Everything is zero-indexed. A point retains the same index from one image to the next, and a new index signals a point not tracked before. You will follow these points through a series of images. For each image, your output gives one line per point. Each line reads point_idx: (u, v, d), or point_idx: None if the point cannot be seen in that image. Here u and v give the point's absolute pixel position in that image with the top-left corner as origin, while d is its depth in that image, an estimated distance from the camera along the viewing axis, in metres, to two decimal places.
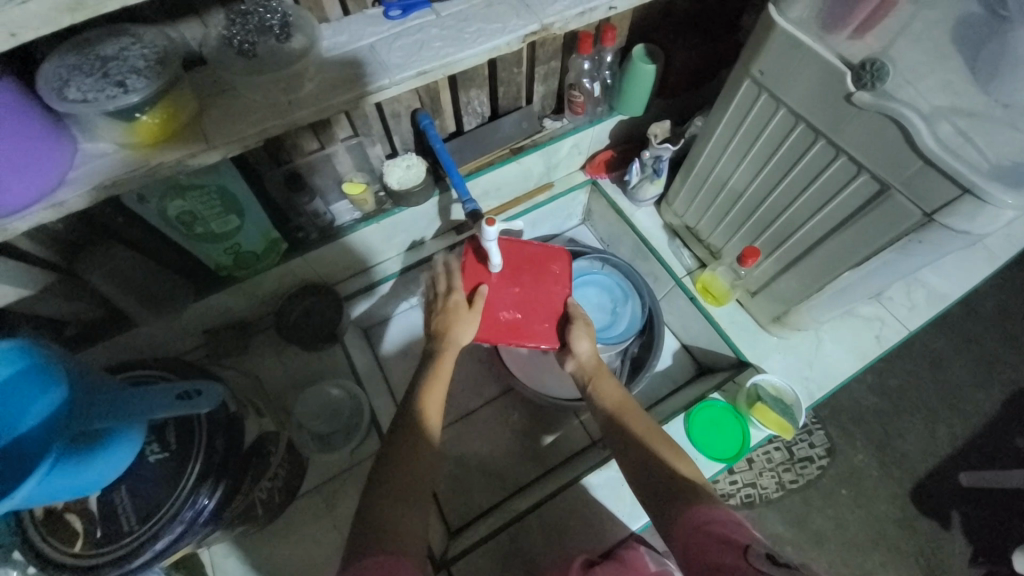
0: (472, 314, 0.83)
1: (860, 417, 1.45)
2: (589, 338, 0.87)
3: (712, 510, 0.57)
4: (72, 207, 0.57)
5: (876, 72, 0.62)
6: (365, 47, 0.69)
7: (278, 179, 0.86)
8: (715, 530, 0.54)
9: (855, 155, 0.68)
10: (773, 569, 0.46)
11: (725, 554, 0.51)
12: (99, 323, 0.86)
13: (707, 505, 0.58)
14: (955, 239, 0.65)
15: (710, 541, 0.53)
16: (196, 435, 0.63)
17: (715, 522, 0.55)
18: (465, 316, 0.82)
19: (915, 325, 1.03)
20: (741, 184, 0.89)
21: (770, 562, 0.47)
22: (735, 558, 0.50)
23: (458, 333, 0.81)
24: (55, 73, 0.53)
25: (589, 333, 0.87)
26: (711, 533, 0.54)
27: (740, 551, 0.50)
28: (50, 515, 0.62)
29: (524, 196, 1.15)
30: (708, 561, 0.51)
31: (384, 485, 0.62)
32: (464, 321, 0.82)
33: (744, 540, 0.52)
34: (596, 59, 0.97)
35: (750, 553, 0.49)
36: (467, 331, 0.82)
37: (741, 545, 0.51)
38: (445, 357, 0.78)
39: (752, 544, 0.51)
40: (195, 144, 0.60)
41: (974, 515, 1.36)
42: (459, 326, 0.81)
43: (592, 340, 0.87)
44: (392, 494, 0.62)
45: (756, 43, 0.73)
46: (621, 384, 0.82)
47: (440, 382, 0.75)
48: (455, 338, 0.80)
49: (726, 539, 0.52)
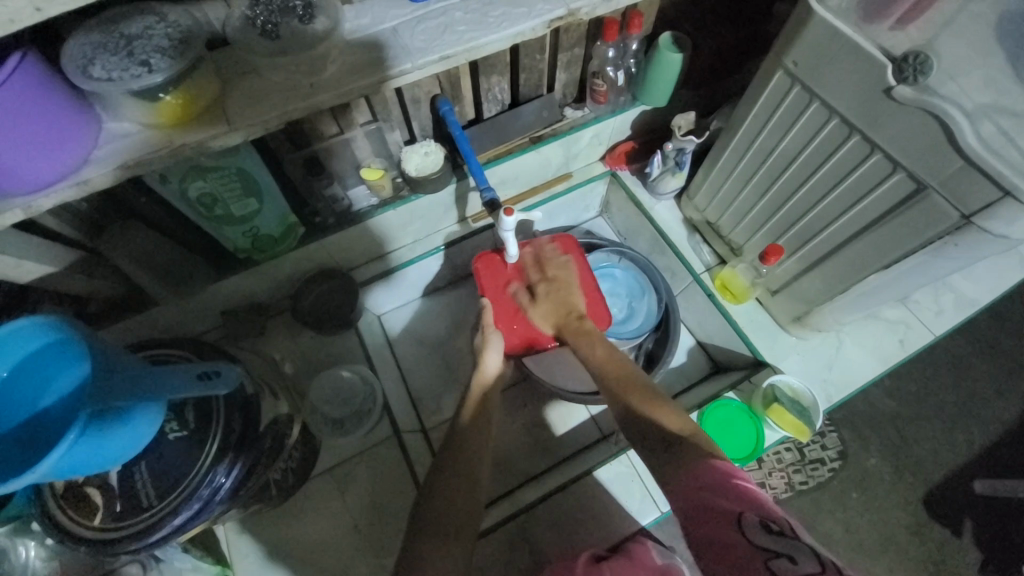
0: (490, 335, 0.86)
1: (876, 421, 1.42)
2: (547, 312, 0.88)
3: (707, 467, 0.55)
4: (96, 185, 0.58)
5: (919, 66, 0.59)
6: (387, 30, 0.67)
7: (297, 163, 0.86)
8: (708, 498, 0.51)
9: (892, 152, 0.66)
10: (774, 545, 0.45)
11: (722, 529, 0.49)
12: (119, 301, 0.87)
13: (700, 463, 0.55)
14: (992, 244, 0.62)
15: (704, 512, 0.51)
16: (214, 416, 0.65)
17: (706, 488, 0.52)
18: (488, 339, 0.86)
19: (941, 330, 1.00)
20: (767, 178, 0.86)
21: (768, 534, 0.46)
22: (731, 532, 0.48)
23: (487, 356, 0.85)
24: (80, 51, 0.53)
25: (551, 296, 0.89)
26: (705, 503, 0.51)
27: (734, 522, 0.48)
28: (71, 488, 0.63)
29: (543, 185, 1.14)
30: (707, 539, 0.50)
31: (437, 497, 0.64)
32: (488, 343, 0.86)
33: (737, 508, 0.49)
34: (622, 47, 0.95)
35: (746, 525, 0.47)
36: (496, 350, 0.85)
37: (735, 515, 0.49)
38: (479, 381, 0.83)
39: (746, 510, 0.49)
40: (216, 126, 0.60)
41: (989, 524, 1.33)
42: (485, 349, 0.85)
43: (551, 308, 0.88)
44: (450, 509, 0.63)
45: (791, 32, 0.70)
46: (613, 347, 0.81)
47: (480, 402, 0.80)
48: (485, 361, 0.84)
49: (720, 506, 0.50)
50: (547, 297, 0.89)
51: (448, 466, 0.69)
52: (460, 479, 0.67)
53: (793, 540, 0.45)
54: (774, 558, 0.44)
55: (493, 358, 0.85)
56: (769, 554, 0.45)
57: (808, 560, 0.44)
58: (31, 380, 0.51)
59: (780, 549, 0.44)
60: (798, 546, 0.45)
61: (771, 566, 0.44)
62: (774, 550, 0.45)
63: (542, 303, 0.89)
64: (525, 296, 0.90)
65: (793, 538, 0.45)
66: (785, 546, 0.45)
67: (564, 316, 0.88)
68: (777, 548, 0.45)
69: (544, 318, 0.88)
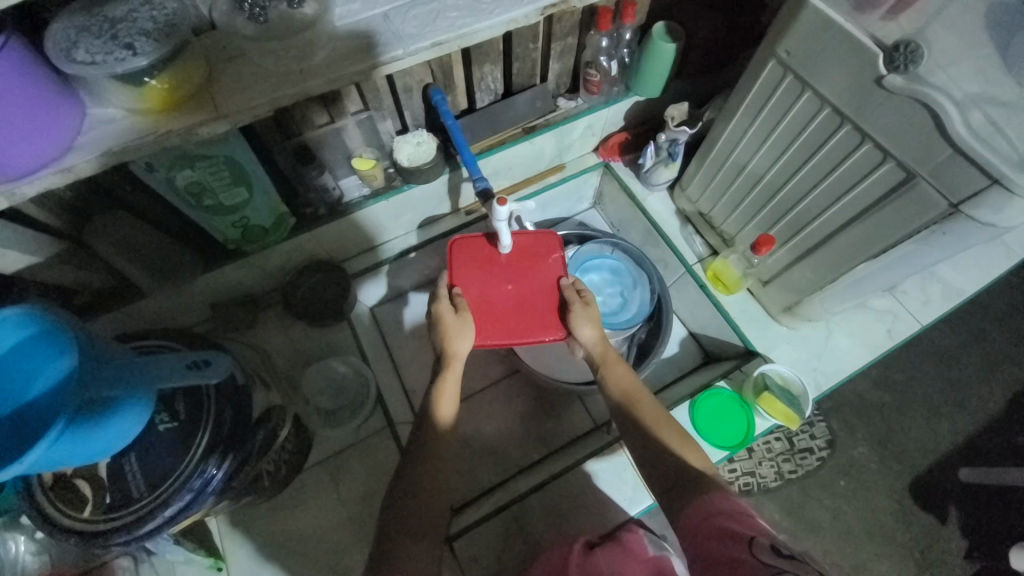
0: (460, 320, 0.81)
1: (864, 410, 1.44)
2: (591, 323, 0.82)
3: (720, 499, 0.56)
4: (81, 172, 0.57)
5: (910, 55, 0.59)
6: (378, 15, 0.66)
7: (287, 152, 0.85)
8: (724, 523, 0.53)
9: (882, 142, 0.66)
10: (779, 561, 0.46)
11: (732, 547, 0.50)
12: (105, 292, 0.85)
13: (715, 494, 0.57)
14: (979, 232, 0.63)
15: (716, 534, 0.53)
16: (204, 406, 0.64)
17: (721, 514, 0.54)
18: (460, 326, 0.80)
19: (928, 319, 1.02)
20: (762, 166, 0.86)
21: (775, 553, 0.47)
22: (742, 550, 0.49)
23: (458, 347, 0.79)
24: (63, 34, 0.52)
25: (590, 317, 0.83)
26: (718, 527, 0.53)
27: (746, 543, 0.50)
28: (59, 480, 0.63)
29: (535, 177, 1.13)
30: (715, 555, 0.51)
31: (420, 489, 0.65)
32: (451, 331, 0.80)
33: (749, 532, 0.51)
34: (615, 36, 0.94)
35: (755, 546, 0.49)
36: (465, 337, 0.80)
37: (747, 537, 0.50)
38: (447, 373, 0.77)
39: (758, 535, 0.50)
40: (203, 112, 0.59)
41: (972, 510, 1.37)
42: (456, 340, 0.79)
43: (596, 324, 0.83)
44: (422, 509, 0.64)
45: (784, 21, 0.70)
46: (635, 373, 0.79)
47: (449, 394, 0.76)
48: (456, 352, 0.79)
49: (730, 529, 0.52)
50: (593, 310, 0.84)
51: (429, 452, 0.69)
52: (428, 471, 0.67)
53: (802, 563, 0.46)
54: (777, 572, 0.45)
55: (463, 346, 0.80)
56: (773, 569, 0.46)
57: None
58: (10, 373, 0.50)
59: (786, 565, 0.46)
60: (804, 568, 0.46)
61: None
62: (779, 565, 0.46)
63: (588, 312, 0.83)
64: (575, 295, 0.85)
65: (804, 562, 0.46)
66: (790, 564, 0.46)
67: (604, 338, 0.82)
68: (781, 565, 0.46)
69: (584, 323, 0.82)
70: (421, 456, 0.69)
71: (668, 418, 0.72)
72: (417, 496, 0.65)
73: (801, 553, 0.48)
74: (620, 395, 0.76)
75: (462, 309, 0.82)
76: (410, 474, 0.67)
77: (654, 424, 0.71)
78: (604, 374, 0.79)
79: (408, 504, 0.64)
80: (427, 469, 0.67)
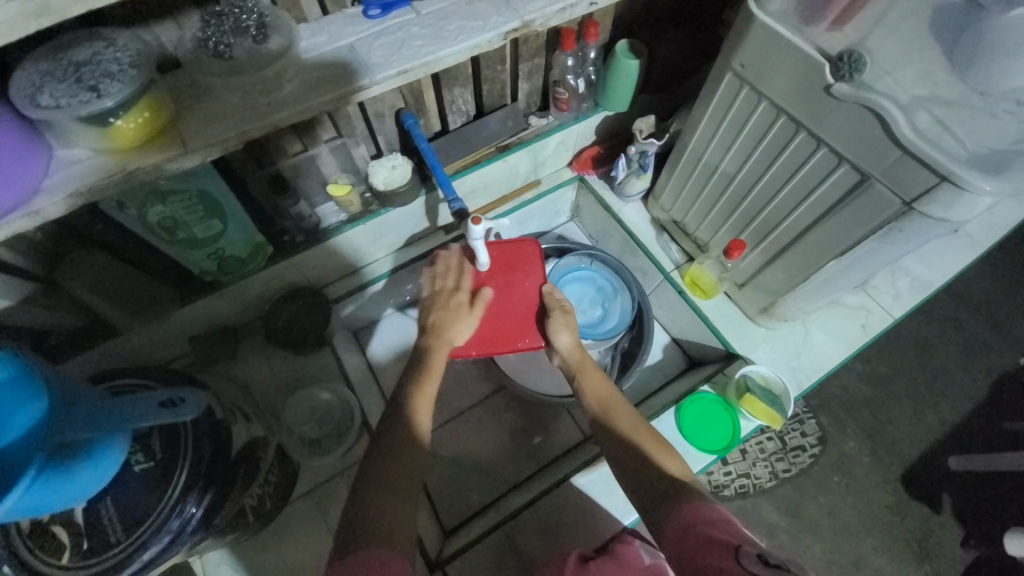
0: (471, 316, 0.82)
1: (850, 405, 1.46)
2: (569, 330, 0.83)
3: (705, 508, 0.57)
4: (49, 214, 0.56)
5: (854, 64, 0.62)
6: (345, 47, 0.68)
7: (262, 183, 0.85)
8: (708, 531, 0.53)
9: (836, 146, 0.69)
10: (763, 569, 0.46)
11: (718, 556, 0.50)
12: (83, 331, 0.84)
13: (697, 503, 0.58)
14: (934, 227, 0.66)
15: (700, 543, 0.53)
16: (181, 444, 0.63)
17: (705, 522, 0.55)
18: (461, 315, 0.82)
19: (900, 313, 1.05)
20: (727, 174, 0.89)
21: (761, 563, 0.47)
22: (728, 560, 0.49)
23: (452, 331, 0.80)
24: (28, 79, 0.52)
25: (568, 324, 0.84)
26: (702, 535, 0.53)
27: (732, 552, 0.50)
28: (36, 527, 0.61)
29: (511, 194, 1.15)
30: (700, 562, 0.51)
31: None
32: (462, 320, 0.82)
33: (734, 540, 0.51)
34: (580, 55, 0.97)
35: (741, 554, 0.49)
36: (464, 330, 0.82)
37: (732, 546, 0.50)
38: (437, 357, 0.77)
39: (743, 544, 0.51)
40: (171, 148, 0.59)
41: (964, 498, 1.38)
42: (451, 326, 0.80)
43: (573, 331, 0.84)
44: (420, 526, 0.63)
45: (737, 36, 0.74)
46: (610, 381, 0.80)
47: (433, 379, 0.75)
48: (450, 334, 0.80)
49: (714, 538, 0.52)
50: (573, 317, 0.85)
51: None
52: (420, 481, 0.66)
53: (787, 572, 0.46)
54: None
55: (459, 333, 0.81)
56: None
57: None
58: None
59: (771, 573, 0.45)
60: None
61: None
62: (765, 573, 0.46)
63: (563, 319, 0.84)
64: (556, 303, 0.86)
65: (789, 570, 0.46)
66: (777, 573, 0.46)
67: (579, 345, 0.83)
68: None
69: (559, 331, 0.83)
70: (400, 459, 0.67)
71: (646, 425, 0.73)
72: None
73: (786, 560, 0.48)
74: (597, 403, 0.77)
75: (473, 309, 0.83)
76: (382, 456, 0.64)
77: (634, 431, 0.71)
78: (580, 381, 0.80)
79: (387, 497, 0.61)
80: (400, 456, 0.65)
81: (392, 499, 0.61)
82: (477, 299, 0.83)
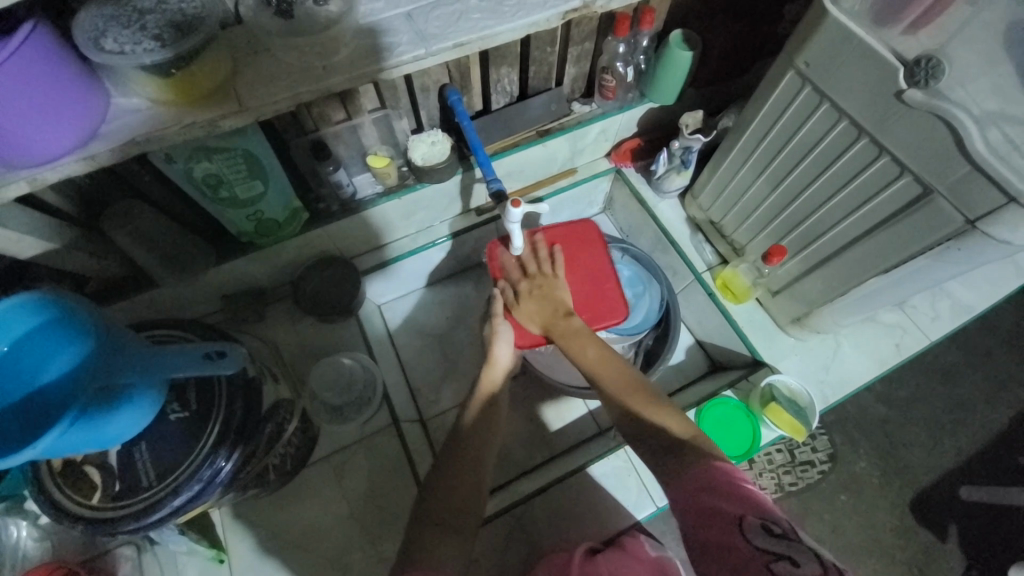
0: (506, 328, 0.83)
1: (866, 425, 1.44)
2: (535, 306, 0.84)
3: (712, 471, 0.55)
4: (103, 161, 0.58)
5: (931, 70, 0.59)
6: (401, 15, 0.66)
7: (304, 148, 0.85)
8: (708, 500, 0.53)
9: (901, 156, 0.66)
10: (775, 546, 0.46)
11: (726, 533, 0.49)
12: (119, 281, 0.85)
13: (706, 466, 0.56)
14: (995, 250, 0.63)
15: (707, 515, 0.52)
16: (215, 397, 0.64)
17: (713, 490, 0.53)
18: (496, 330, 0.83)
19: (937, 335, 1.02)
20: (783, 166, 0.84)
21: (769, 536, 0.47)
22: (734, 536, 0.49)
23: (497, 350, 0.82)
24: (91, 23, 0.53)
25: (529, 305, 0.84)
26: (709, 506, 0.52)
27: (737, 526, 0.49)
28: (69, 466, 0.63)
29: (548, 179, 1.14)
30: (710, 536, 0.51)
31: (439, 486, 0.66)
32: (500, 333, 0.83)
33: (739, 510, 0.50)
34: (632, 42, 0.95)
35: (747, 528, 0.48)
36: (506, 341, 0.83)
37: (737, 518, 0.50)
38: (490, 375, 0.81)
39: (747, 513, 0.50)
40: (226, 104, 0.60)
41: (973, 529, 1.36)
42: (494, 343, 0.82)
43: (540, 304, 0.84)
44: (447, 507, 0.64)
45: (805, 32, 0.71)
46: (592, 340, 0.79)
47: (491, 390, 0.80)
48: (495, 355, 0.82)
49: (719, 509, 0.51)
50: (533, 294, 0.85)
51: None
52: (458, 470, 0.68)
53: (794, 541, 0.46)
54: (775, 561, 0.45)
55: (502, 350, 0.82)
56: (771, 556, 0.46)
57: (807, 560, 0.45)
58: (10, 364, 0.49)
59: (779, 550, 0.46)
60: (797, 548, 0.46)
61: (771, 568, 0.45)
62: (774, 551, 0.46)
63: (528, 301, 0.84)
64: (511, 293, 0.86)
65: (794, 540, 0.46)
66: (785, 547, 0.46)
67: (551, 313, 0.83)
68: (778, 551, 0.46)
69: (530, 317, 0.84)
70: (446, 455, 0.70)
71: (631, 376, 0.74)
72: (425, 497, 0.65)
73: (787, 520, 0.49)
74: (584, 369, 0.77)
75: (496, 312, 0.85)
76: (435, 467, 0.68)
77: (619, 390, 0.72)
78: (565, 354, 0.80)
79: (430, 502, 0.65)
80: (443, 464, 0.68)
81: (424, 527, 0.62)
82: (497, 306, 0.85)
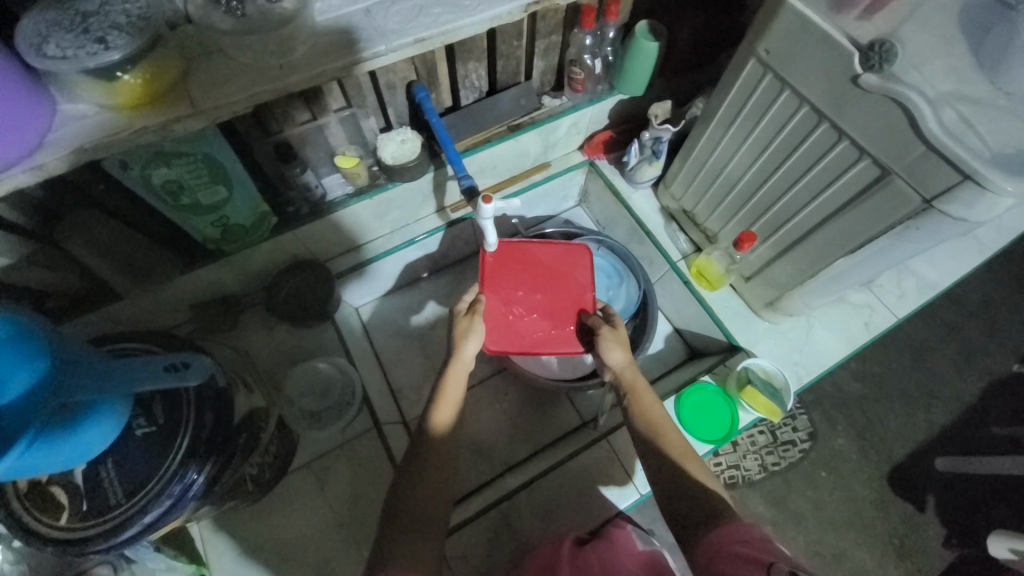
0: (473, 325, 0.77)
1: (843, 403, 1.48)
2: (622, 347, 0.77)
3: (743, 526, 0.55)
4: (53, 170, 0.55)
5: (884, 54, 0.61)
6: (359, 11, 0.65)
7: (268, 150, 0.83)
8: (733, 546, 0.53)
9: (860, 140, 0.67)
10: None
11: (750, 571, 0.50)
12: (82, 294, 0.83)
13: (734, 524, 0.55)
14: (951, 227, 0.65)
15: (732, 558, 0.52)
16: (183, 409, 0.63)
17: (739, 540, 0.53)
18: (471, 327, 0.77)
19: (903, 313, 1.05)
20: (750, 155, 0.85)
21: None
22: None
23: (466, 347, 0.76)
24: (34, 28, 0.50)
25: (620, 341, 0.78)
26: (734, 552, 0.52)
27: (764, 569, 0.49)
28: (34, 487, 0.61)
29: (522, 174, 1.13)
30: None
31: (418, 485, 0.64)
32: (472, 332, 0.77)
33: (768, 558, 0.50)
34: (599, 34, 0.94)
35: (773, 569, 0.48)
36: (474, 342, 0.77)
37: (764, 563, 0.50)
38: (451, 372, 0.74)
39: (777, 561, 0.50)
40: (179, 108, 0.58)
41: (949, 499, 1.40)
42: (466, 339, 0.76)
43: (626, 349, 0.78)
44: (421, 509, 0.63)
45: (765, 21, 0.71)
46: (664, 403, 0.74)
47: (453, 391, 0.73)
48: (463, 352, 0.75)
49: (748, 554, 0.51)
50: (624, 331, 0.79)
51: (421, 451, 0.68)
52: (434, 478, 0.66)
53: None
54: None
55: (470, 349, 0.76)
56: None
57: None
58: None
59: None
60: None
61: None
62: None
63: (617, 334, 0.78)
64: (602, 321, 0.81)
65: None
66: None
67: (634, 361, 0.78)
68: None
69: (614, 347, 0.77)
70: (419, 459, 0.67)
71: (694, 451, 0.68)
72: (405, 503, 0.64)
73: None
74: (647, 424, 0.70)
75: (478, 311, 0.79)
76: (412, 474, 0.65)
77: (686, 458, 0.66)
78: (632, 401, 0.73)
79: (417, 505, 0.63)
80: (418, 471, 0.66)
81: (403, 537, 0.60)
82: (475, 305, 0.79)
